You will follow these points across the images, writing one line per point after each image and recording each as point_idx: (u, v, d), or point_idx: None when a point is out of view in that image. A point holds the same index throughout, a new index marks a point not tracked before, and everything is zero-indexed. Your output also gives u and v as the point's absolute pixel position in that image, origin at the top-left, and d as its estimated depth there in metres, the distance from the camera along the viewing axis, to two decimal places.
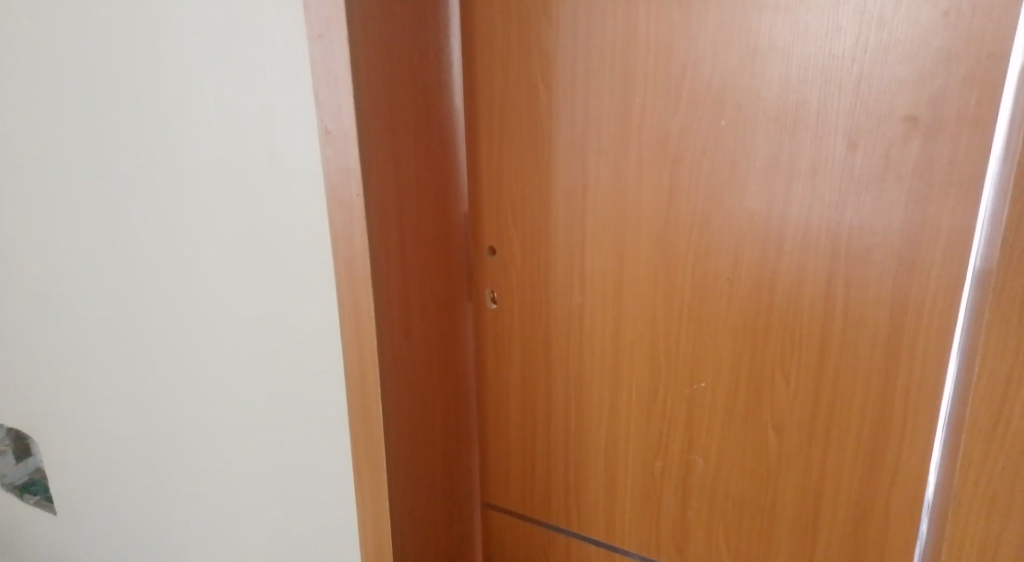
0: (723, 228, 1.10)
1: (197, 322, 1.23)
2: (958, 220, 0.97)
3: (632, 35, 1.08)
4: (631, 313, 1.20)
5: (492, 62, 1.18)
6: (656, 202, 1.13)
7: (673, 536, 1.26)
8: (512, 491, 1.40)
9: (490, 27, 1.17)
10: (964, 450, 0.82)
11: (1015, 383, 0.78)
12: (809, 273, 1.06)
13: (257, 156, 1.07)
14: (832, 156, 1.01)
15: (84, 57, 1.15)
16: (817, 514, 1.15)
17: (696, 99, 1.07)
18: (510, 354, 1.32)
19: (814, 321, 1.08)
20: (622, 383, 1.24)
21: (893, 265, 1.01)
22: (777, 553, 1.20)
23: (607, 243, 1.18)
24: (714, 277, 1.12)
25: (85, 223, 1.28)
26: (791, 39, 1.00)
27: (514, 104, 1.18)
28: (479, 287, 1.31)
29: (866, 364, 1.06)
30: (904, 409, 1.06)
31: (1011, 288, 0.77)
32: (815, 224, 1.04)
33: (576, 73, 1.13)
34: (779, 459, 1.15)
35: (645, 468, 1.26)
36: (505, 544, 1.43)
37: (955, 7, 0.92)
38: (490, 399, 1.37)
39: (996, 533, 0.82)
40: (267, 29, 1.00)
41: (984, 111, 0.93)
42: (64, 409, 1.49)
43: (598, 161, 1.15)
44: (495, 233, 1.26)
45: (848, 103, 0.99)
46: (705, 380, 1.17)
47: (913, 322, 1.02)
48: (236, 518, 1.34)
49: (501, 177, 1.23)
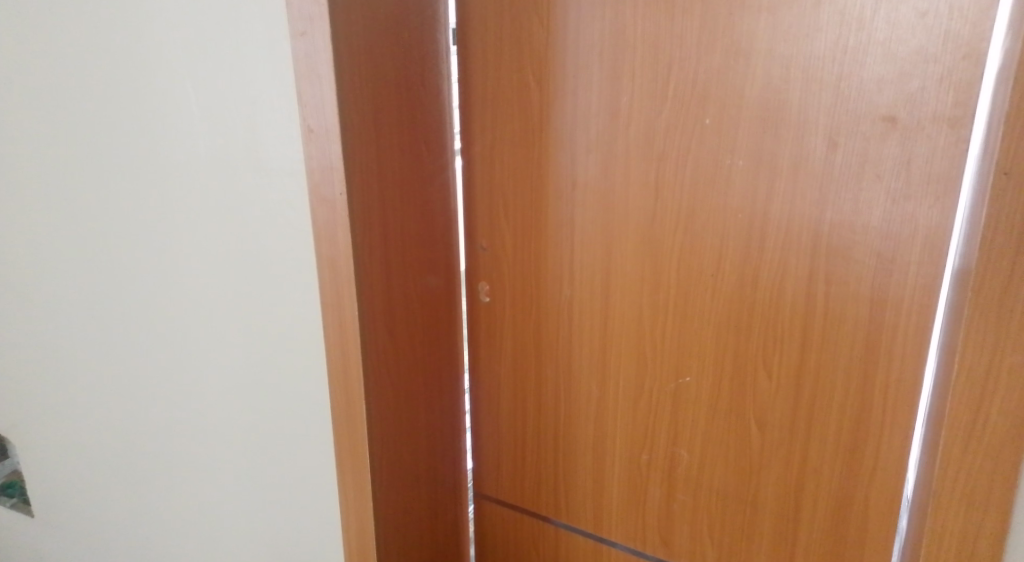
0: (707, 225, 1.10)
1: (179, 321, 1.23)
2: (935, 218, 0.98)
3: (617, 32, 1.09)
4: (617, 308, 1.20)
5: (481, 58, 1.18)
6: (642, 197, 1.13)
7: (659, 530, 1.28)
8: (502, 483, 1.41)
9: (479, 23, 1.17)
10: (943, 446, 0.83)
11: (993, 379, 0.79)
12: (791, 269, 1.07)
13: (238, 153, 1.06)
14: (814, 154, 1.02)
15: (63, 54, 1.14)
16: (798, 508, 1.16)
17: (681, 97, 1.07)
18: (502, 347, 1.33)
19: (796, 317, 1.09)
20: (609, 378, 1.24)
21: (873, 261, 1.02)
22: (759, 546, 1.21)
23: (594, 237, 1.18)
24: (699, 273, 1.13)
25: (65, 220, 1.27)
26: (774, 38, 1.01)
27: (502, 100, 1.19)
28: (474, 281, 1.31)
29: (846, 361, 1.07)
30: (883, 404, 1.07)
31: (989, 286, 0.78)
32: (797, 220, 1.05)
33: (563, 70, 1.13)
34: (762, 454, 1.16)
35: (630, 462, 1.27)
36: (496, 534, 1.44)
37: (933, 7, 0.93)
38: (481, 393, 1.37)
39: (975, 527, 0.83)
40: (248, 26, 0.99)
41: (961, 110, 0.94)
42: (43, 410, 1.48)
43: (585, 157, 1.15)
44: (488, 227, 1.27)
45: (829, 102, 1.00)
46: (691, 374, 1.18)
47: (893, 318, 1.03)
48: (220, 517, 1.34)
49: (492, 172, 1.23)
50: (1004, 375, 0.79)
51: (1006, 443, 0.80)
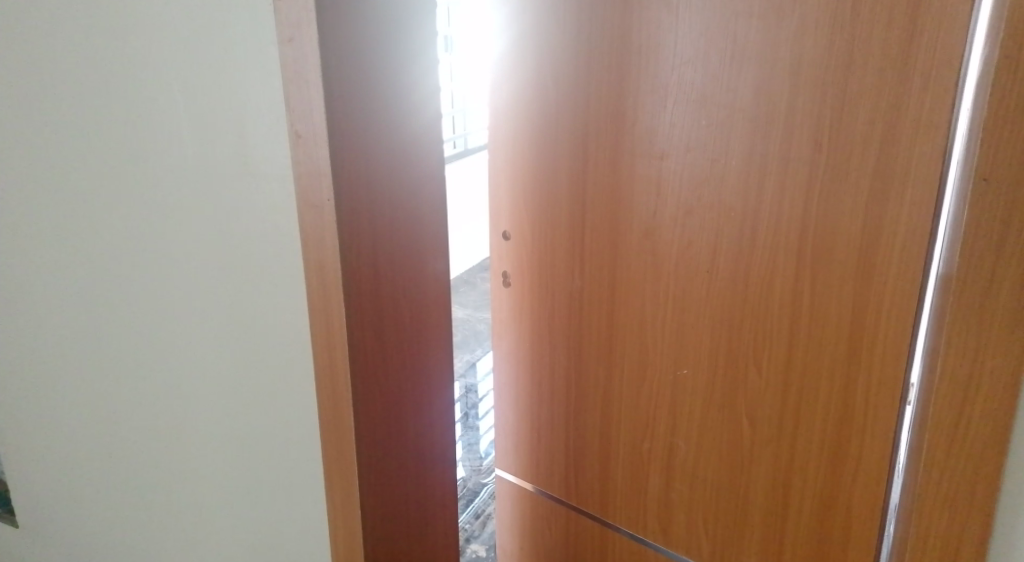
0: (700, 217, 1.39)
1: (168, 328, 1.22)
2: (914, 220, 1.16)
3: (636, 41, 1.38)
4: (626, 308, 1.55)
5: (523, 73, 1.56)
6: (645, 193, 1.45)
7: (658, 512, 1.64)
8: (539, 474, 1.85)
9: (524, 43, 1.53)
10: (930, 445, 0.86)
11: (976, 380, 0.82)
12: (780, 262, 1.32)
13: (225, 157, 1.06)
14: (802, 155, 1.25)
15: (51, 57, 1.14)
16: (788, 490, 1.43)
17: (682, 101, 1.35)
18: (529, 334, 1.75)
19: (785, 318, 1.34)
20: (615, 364, 1.61)
21: (858, 245, 1.22)
22: (751, 529, 1.51)
23: (604, 249, 1.54)
24: (696, 270, 1.42)
25: (52, 225, 1.26)
26: (763, 42, 1.23)
27: (533, 126, 1.58)
28: (497, 269, 1.76)
29: (837, 346, 1.29)
30: (869, 378, 1.27)
31: (970, 292, 0.81)
32: (786, 219, 1.29)
33: (584, 86, 1.48)
34: (751, 445, 1.45)
35: (636, 449, 1.63)
36: (534, 518, 1.90)
37: (915, 26, 1.09)
38: (505, 356, 1.82)
39: (959, 529, 0.86)
40: (236, 31, 0.98)
41: (937, 116, 1.11)
42: (29, 416, 1.46)
43: (595, 171, 1.51)
44: (518, 234, 1.68)
45: (814, 105, 1.21)
46: (687, 368, 1.49)
47: (875, 305, 1.23)
48: (206, 524, 1.34)
49: (525, 200, 1.64)
50: (985, 378, 0.82)
51: (987, 446, 0.83)
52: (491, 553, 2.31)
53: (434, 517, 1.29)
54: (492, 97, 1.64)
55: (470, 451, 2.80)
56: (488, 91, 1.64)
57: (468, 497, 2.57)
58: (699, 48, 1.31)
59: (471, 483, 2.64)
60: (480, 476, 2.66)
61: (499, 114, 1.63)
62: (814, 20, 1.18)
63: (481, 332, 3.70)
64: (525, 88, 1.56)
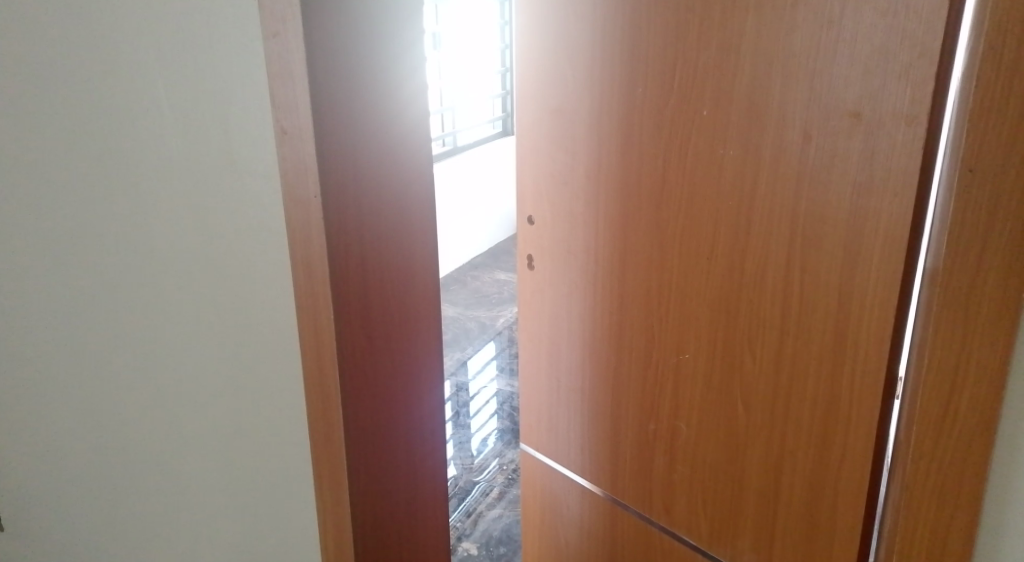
0: (700, 204, 1.40)
1: (153, 327, 1.21)
2: (895, 213, 1.15)
3: (641, 30, 1.40)
4: (635, 290, 1.56)
5: (542, 61, 1.60)
6: (652, 179, 1.46)
7: (662, 494, 1.65)
8: (557, 452, 1.88)
9: (543, 31, 1.57)
10: (919, 428, 0.88)
11: (964, 365, 0.84)
12: (772, 250, 1.32)
13: (210, 154, 1.05)
14: (794, 146, 1.25)
15: (32, 55, 1.13)
16: (779, 475, 1.44)
17: (685, 88, 1.37)
18: (548, 316, 1.78)
19: (776, 305, 1.35)
20: (625, 347, 1.63)
21: (846, 236, 1.22)
22: (746, 516, 1.51)
23: (615, 233, 1.56)
24: (698, 255, 1.43)
25: (35, 225, 1.25)
26: (758, 34, 1.25)
27: (555, 111, 1.61)
28: (523, 251, 1.80)
29: (825, 335, 1.30)
30: (853, 368, 1.27)
31: (958, 280, 0.83)
32: (778, 208, 1.30)
33: (598, 73, 1.50)
34: (747, 430, 1.46)
35: (642, 429, 1.65)
36: (550, 494, 1.94)
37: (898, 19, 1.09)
38: (529, 336, 1.86)
39: (947, 510, 0.88)
40: (217, 25, 0.97)
41: (918, 108, 1.10)
42: (12, 416, 1.45)
43: (608, 155, 1.53)
44: (541, 216, 1.72)
45: (805, 97, 1.22)
46: (688, 353, 1.51)
47: (858, 296, 1.23)
48: (194, 523, 1.33)
49: (547, 181, 1.68)
50: (971, 364, 0.83)
51: (976, 432, 0.84)
52: (482, 551, 2.31)
53: (432, 515, 1.28)
54: (519, 84, 1.68)
55: (461, 449, 2.80)
56: (517, 77, 1.68)
57: (460, 495, 2.57)
58: (699, 38, 1.32)
59: (464, 481, 2.64)
60: (472, 475, 2.67)
61: (525, 100, 1.67)
62: (803, 12, 1.19)
63: (472, 330, 3.71)
64: (546, 75, 1.60)
